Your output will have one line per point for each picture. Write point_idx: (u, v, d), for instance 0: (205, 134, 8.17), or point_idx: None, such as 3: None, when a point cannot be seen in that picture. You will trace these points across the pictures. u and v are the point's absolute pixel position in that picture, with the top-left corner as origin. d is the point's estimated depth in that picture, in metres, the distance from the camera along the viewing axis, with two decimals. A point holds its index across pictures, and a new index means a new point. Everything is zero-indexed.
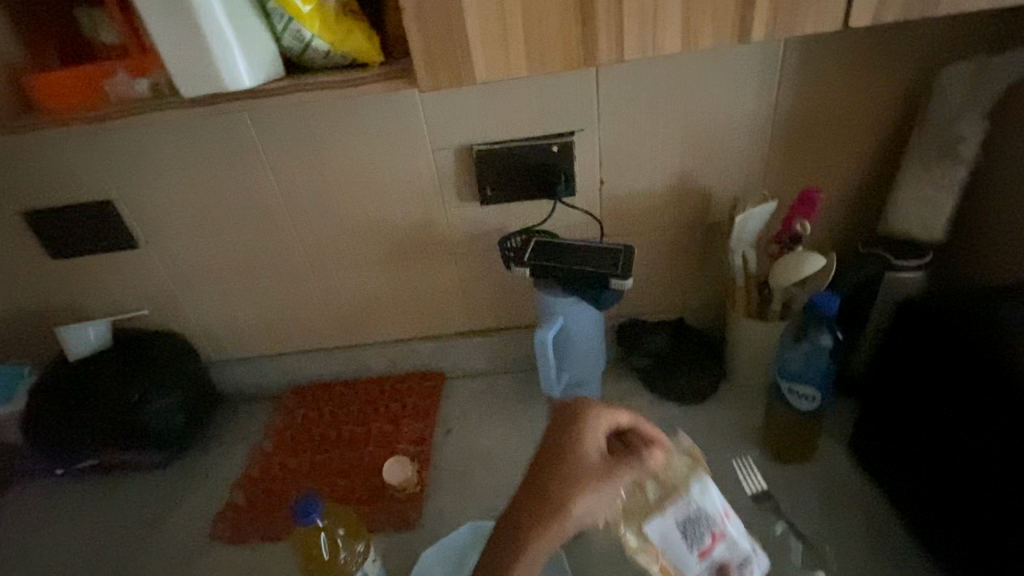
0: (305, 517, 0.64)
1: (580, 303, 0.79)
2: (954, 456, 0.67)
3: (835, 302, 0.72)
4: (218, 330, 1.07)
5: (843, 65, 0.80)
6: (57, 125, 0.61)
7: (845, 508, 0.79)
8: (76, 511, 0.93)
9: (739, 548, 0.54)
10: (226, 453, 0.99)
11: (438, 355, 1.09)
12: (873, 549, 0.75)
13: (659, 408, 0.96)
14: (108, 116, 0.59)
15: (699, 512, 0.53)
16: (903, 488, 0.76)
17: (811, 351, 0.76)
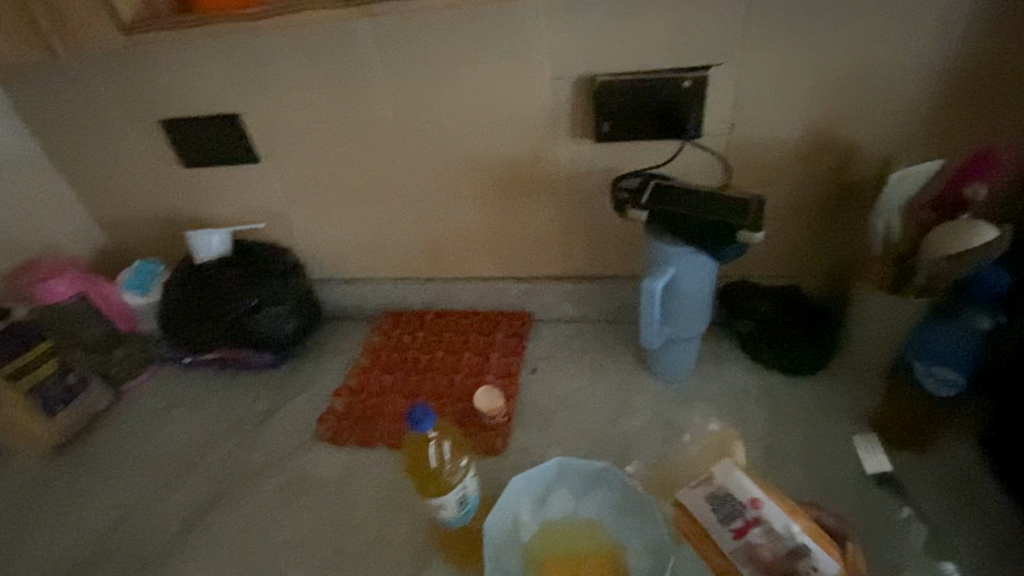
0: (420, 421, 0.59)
1: (699, 254, 0.73)
2: None
3: (1001, 278, 0.70)
4: (323, 249, 1.12)
5: None
6: (226, 22, 0.66)
7: (969, 508, 0.71)
8: (199, 396, 1.04)
9: (781, 530, 0.58)
10: (327, 364, 1.06)
11: (528, 297, 1.08)
12: (997, 553, 0.68)
13: (759, 377, 0.90)
14: (265, 13, 0.66)
15: (726, 495, 0.62)
16: None
17: (958, 330, 0.72)
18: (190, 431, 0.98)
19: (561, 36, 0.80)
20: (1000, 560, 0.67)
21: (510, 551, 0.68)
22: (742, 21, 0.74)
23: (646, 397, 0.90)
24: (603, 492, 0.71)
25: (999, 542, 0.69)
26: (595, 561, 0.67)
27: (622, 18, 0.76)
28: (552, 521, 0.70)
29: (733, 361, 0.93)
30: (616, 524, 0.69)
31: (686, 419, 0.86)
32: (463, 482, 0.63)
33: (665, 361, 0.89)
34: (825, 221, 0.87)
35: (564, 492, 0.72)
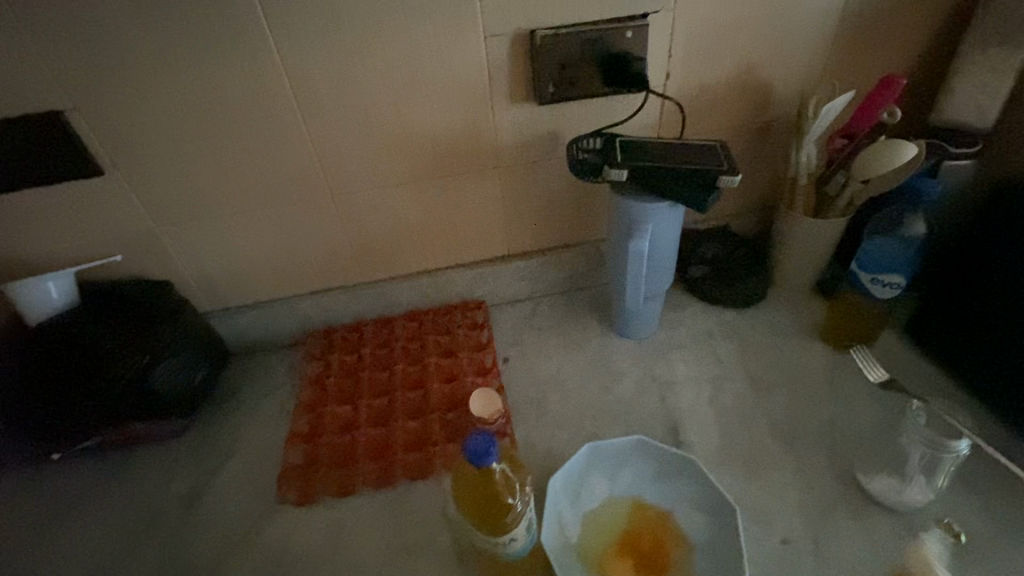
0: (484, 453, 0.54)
1: (674, 207, 0.73)
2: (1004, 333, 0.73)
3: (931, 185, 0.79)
4: (215, 275, 0.90)
5: None
6: None
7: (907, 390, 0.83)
8: (88, 493, 0.79)
9: None
10: (258, 412, 0.88)
11: (476, 283, 1.00)
12: None
13: (718, 316, 0.95)
14: None
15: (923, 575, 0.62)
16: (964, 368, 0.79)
17: (897, 239, 0.83)
18: (91, 542, 0.75)
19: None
20: None
21: (564, 556, 0.62)
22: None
23: (624, 359, 0.90)
24: (635, 465, 0.69)
25: None
26: (648, 536, 0.64)
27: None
28: (593, 510, 0.66)
29: (691, 306, 0.97)
30: (656, 492, 0.67)
31: (670, 371, 0.87)
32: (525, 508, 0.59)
33: (637, 320, 0.89)
34: (751, 161, 0.93)
35: (598, 476, 0.68)
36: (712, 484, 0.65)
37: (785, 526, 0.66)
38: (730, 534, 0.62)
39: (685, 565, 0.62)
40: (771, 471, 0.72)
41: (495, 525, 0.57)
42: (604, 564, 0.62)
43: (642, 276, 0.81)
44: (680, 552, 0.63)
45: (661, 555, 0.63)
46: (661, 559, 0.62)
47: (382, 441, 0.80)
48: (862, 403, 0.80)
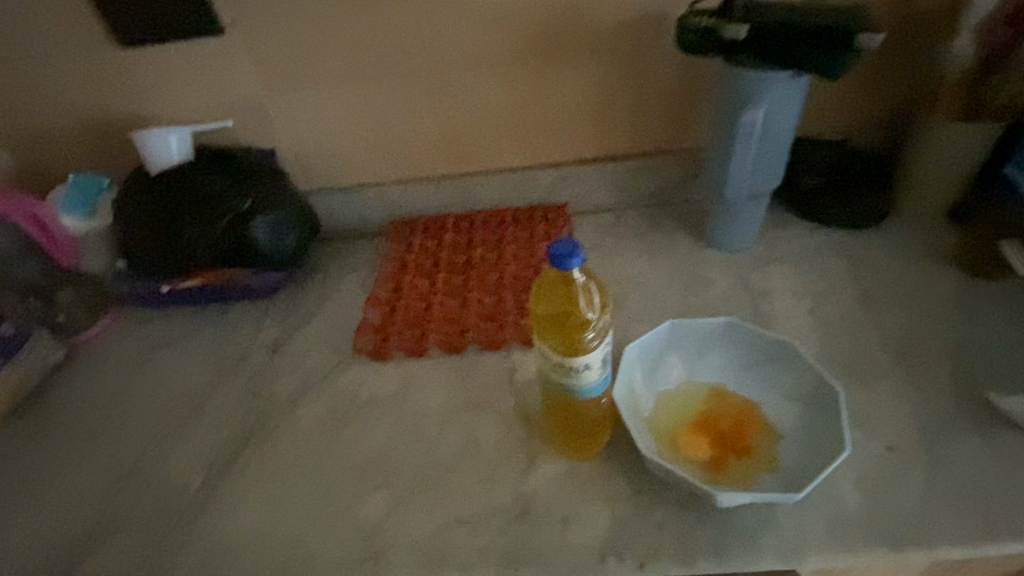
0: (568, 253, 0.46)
1: (795, 77, 0.69)
2: None
3: None
4: (310, 151, 0.93)
5: None
6: None
7: None
8: (186, 335, 0.85)
9: None
10: (339, 284, 0.90)
11: (560, 186, 0.96)
12: None
13: (827, 236, 0.86)
14: None
15: None
16: None
17: None
18: (185, 371, 0.80)
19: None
20: None
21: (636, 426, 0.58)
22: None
23: (715, 269, 0.84)
24: (721, 353, 0.63)
25: None
26: (729, 421, 0.59)
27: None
28: (669, 391, 0.62)
29: (796, 224, 0.88)
30: (741, 383, 0.62)
31: (765, 283, 0.80)
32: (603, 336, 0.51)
33: (730, 227, 0.83)
34: (887, 60, 0.82)
35: (677, 359, 0.64)
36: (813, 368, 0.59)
37: (891, 431, 0.59)
38: (832, 420, 0.56)
39: (769, 451, 0.56)
40: (879, 385, 0.63)
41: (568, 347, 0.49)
42: (678, 441, 0.58)
43: (750, 155, 0.76)
44: (764, 438, 0.57)
45: (744, 440, 0.58)
46: (744, 443, 0.57)
47: (456, 310, 0.80)
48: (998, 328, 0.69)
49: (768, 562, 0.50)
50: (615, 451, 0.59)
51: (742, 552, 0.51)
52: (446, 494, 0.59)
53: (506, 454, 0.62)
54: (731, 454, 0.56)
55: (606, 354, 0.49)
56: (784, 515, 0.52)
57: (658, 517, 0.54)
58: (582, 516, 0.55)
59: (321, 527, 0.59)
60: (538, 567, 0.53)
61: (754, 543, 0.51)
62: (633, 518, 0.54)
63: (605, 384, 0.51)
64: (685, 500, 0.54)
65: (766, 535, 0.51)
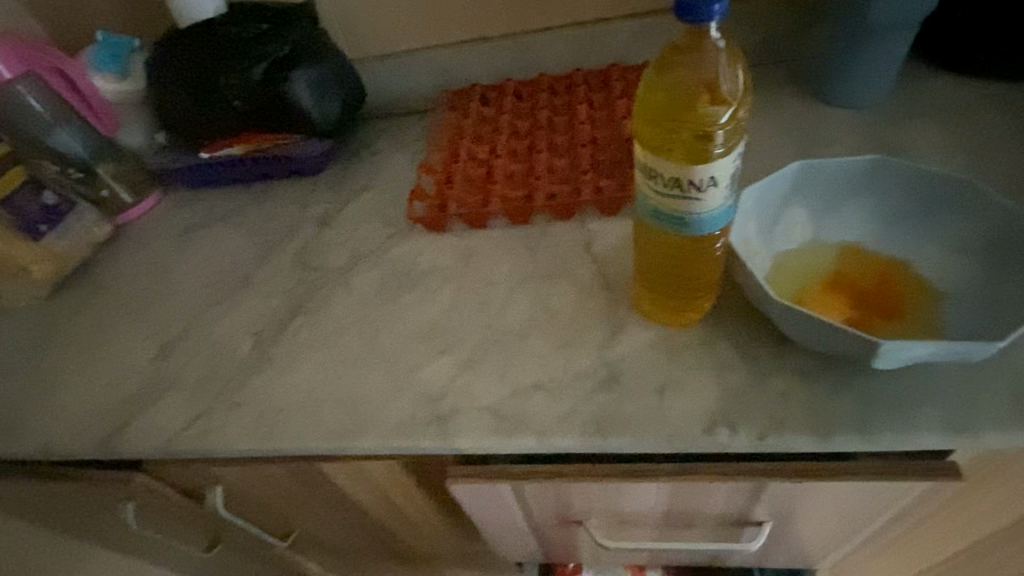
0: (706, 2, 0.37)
1: None
2: None
3: None
4: (352, 5, 0.81)
5: None
6: None
7: None
8: (230, 212, 0.79)
9: None
10: (388, 158, 0.81)
11: (641, 42, 0.80)
12: None
13: (985, 87, 0.68)
14: None
15: None
16: None
17: None
18: (230, 245, 0.74)
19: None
20: None
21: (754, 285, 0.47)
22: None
23: (834, 128, 0.69)
24: (858, 205, 0.51)
25: None
26: (871, 282, 0.48)
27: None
28: (790, 251, 0.50)
29: (944, 74, 0.70)
30: (884, 240, 0.50)
31: (902, 141, 0.65)
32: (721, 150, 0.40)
33: (860, 75, 0.67)
34: None
35: (801, 212, 0.51)
36: (993, 210, 0.46)
37: None
38: (1014, 271, 0.44)
39: (928, 314, 0.45)
40: None
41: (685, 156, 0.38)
42: (806, 301, 0.47)
43: None
44: (920, 300, 0.46)
45: (892, 302, 0.46)
46: (893, 305, 0.46)
47: (522, 174, 0.69)
48: None
49: (930, 441, 0.40)
50: (722, 316, 0.49)
51: (891, 427, 0.41)
52: (519, 360, 0.52)
53: (586, 321, 0.53)
54: (878, 316, 0.45)
55: (734, 172, 0.38)
56: (948, 388, 0.42)
57: (780, 386, 0.44)
58: (683, 383, 0.46)
59: (380, 392, 0.53)
60: (632, 437, 0.45)
61: (910, 418, 0.41)
62: (748, 388, 0.45)
63: (728, 217, 0.40)
64: (814, 368, 0.44)
65: (926, 410, 0.41)
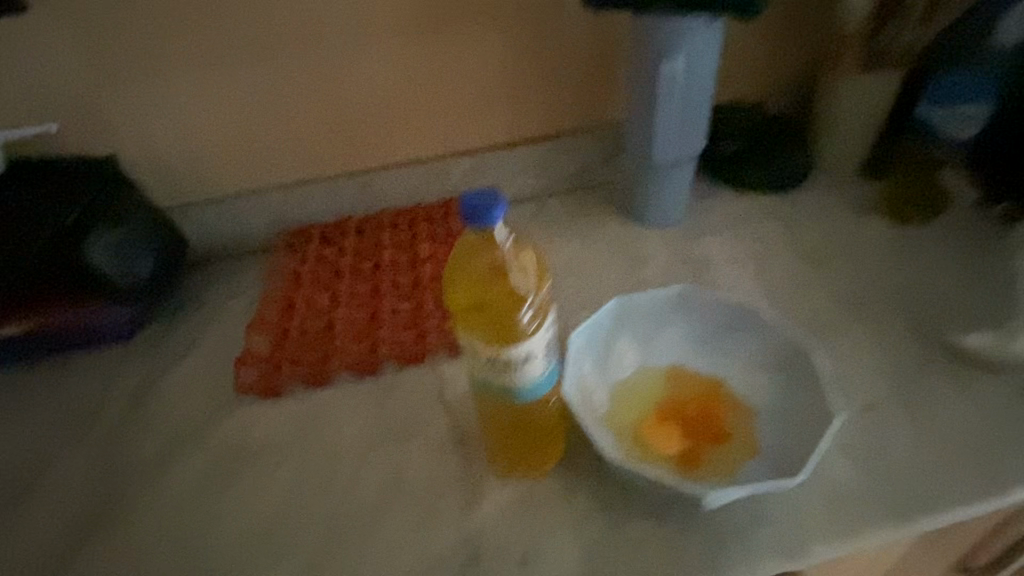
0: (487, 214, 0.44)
1: (710, 24, 0.62)
2: None
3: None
4: (170, 156, 0.77)
5: None
6: None
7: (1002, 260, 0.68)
8: (10, 401, 0.66)
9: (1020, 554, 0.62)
10: (219, 311, 0.74)
11: (475, 178, 0.87)
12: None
13: (755, 201, 0.82)
14: None
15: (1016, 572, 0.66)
16: None
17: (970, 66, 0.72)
18: (14, 450, 0.61)
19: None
20: None
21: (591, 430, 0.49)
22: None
23: (647, 245, 0.77)
24: (675, 326, 0.55)
25: None
26: (695, 403, 0.52)
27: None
28: (623, 381, 0.53)
29: (723, 191, 0.84)
30: (703, 359, 0.54)
31: (703, 251, 0.74)
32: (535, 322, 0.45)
33: (659, 201, 0.77)
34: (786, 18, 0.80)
35: (627, 341, 0.55)
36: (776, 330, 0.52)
37: (867, 391, 0.53)
38: (806, 384, 0.50)
39: (747, 433, 0.49)
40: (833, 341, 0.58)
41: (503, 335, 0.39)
42: (644, 437, 0.49)
43: (675, 116, 0.68)
44: (738, 418, 0.50)
45: (715, 423, 0.50)
46: (717, 428, 0.50)
47: (364, 323, 0.67)
48: (936, 270, 0.66)
49: (770, 566, 0.43)
50: (573, 462, 0.49)
51: (739, 562, 0.42)
52: (366, 548, 0.47)
53: (438, 487, 0.50)
54: (705, 442, 0.49)
55: (548, 341, 0.39)
56: (775, 507, 0.45)
57: (634, 533, 0.44)
58: (540, 547, 0.45)
59: None
60: None
61: (751, 548, 0.43)
62: (606, 542, 0.44)
63: (552, 378, 0.41)
64: (661, 507, 0.45)
65: (763, 534, 0.44)
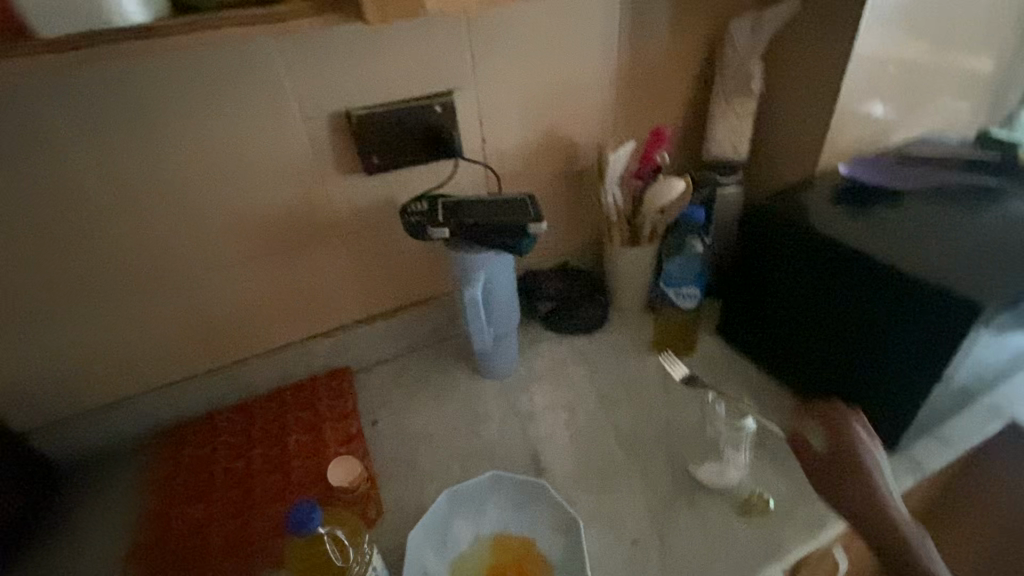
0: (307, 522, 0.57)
1: (501, 255, 0.83)
2: (780, 322, 0.89)
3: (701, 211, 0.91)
4: (27, 388, 0.80)
5: (673, 13, 0.91)
6: None
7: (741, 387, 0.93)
8: None
9: None
10: (91, 533, 0.78)
11: (339, 351, 0.97)
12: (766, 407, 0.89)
13: (574, 344, 1.02)
14: None
15: None
16: (779, 354, 0.91)
17: (686, 258, 0.92)
18: None
19: (293, 54, 0.72)
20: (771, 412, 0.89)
21: None
22: (466, 29, 0.80)
23: (489, 399, 0.94)
24: (495, 500, 0.74)
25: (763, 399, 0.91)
26: (513, 566, 0.68)
27: (362, 30, 0.74)
28: (461, 553, 0.70)
29: (548, 338, 1.03)
30: (520, 523, 0.72)
31: (530, 402, 0.93)
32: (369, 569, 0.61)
33: (495, 362, 0.94)
34: (574, 203, 1.03)
35: (461, 518, 0.72)
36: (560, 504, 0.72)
37: (634, 527, 0.74)
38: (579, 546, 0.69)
39: None
40: (615, 487, 0.78)
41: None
42: None
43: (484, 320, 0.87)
44: None
45: None
46: None
47: (239, 532, 0.76)
48: (693, 403, 0.90)
49: None
50: None
51: None
52: None
53: None
54: None
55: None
56: None
57: None
58: None
59: None
60: None
61: None
62: None
63: None
64: None
65: None
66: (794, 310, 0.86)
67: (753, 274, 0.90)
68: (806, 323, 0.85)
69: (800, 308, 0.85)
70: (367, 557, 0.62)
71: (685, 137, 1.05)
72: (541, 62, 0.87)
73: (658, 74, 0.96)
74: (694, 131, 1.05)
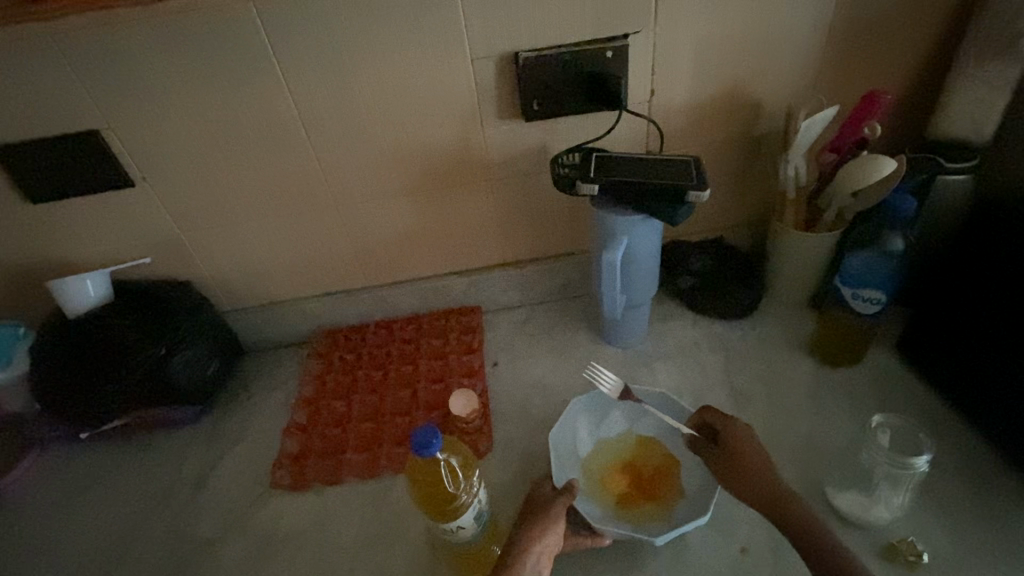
0: (428, 446, 0.61)
1: (649, 218, 0.77)
2: (980, 355, 0.73)
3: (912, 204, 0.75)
4: (229, 278, 0.96)
5: None
6: None
7: (906, 412, 0.79)
8: (112, 471, 0.90)
9: None
10: (263, 403, 0.96)
11: (472, 291, 1.01)
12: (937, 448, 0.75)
13: (711, 327, 0.94)
14: None
15: None
16: (971, 390, 0.75)
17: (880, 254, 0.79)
18: (116, 515, 0.85)
19: None
20: (943, 455, 0.74)
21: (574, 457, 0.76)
22: None
23: (608, 366, 0.91)
24: (654, 417, 0.79)
25: (935, 436, 0.77)
26: (648, 468, 0.75)
27: None
28: (611, 436, 0.79)
29: (682, 316, 0.96)
30: (671, 440, 0.77)
31: (652, 378, 0.89)
32: (474, 500, 0.66)
33: (621, 329, 0.91)
34: (741, 172, 0.91)
35: (619, 414, 0.80)
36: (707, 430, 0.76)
37: (743, 535, 0.71)
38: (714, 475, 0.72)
39: (671, 497, 0.72)
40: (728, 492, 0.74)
41: (446, 511, 0.65)
42: (605, 476, 0.74)
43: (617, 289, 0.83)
44: (670, 490, 0.73)
45: (655, 484, 0.73)
46: (654, 488, 0.73)
47: (369, 437, 0.86)
48: (839, 422, 0.79)
49: None
50: None
51: None
52: None
53: None
54: (641, 497, 0.72)
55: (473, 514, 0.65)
56: None
57: None
58: None
59: None
60: None
61: None
62: None
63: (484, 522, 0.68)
64: None
65: None
66: (1001, 349, 0.70)
67: (965, 270, 0.73)
68: (1012, 369, 0.69)
69: (1010, 349, 0.69)
70: (474, 489, 0.66)
71: (902, 105, 0.86)
72: (737, 5, 0.75)
73: (885, 24, 0.78)
74: (917, 98, 0.85)
